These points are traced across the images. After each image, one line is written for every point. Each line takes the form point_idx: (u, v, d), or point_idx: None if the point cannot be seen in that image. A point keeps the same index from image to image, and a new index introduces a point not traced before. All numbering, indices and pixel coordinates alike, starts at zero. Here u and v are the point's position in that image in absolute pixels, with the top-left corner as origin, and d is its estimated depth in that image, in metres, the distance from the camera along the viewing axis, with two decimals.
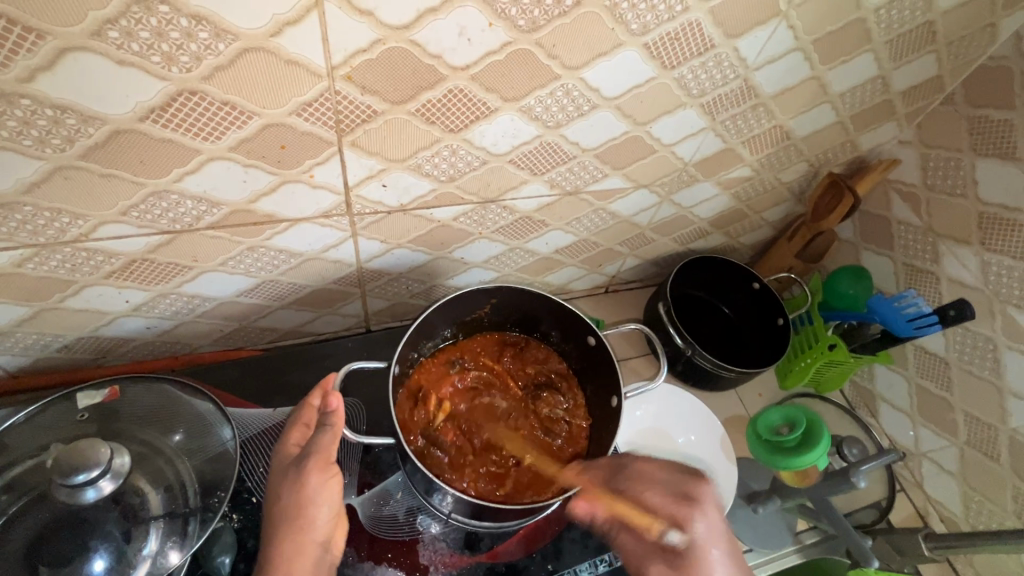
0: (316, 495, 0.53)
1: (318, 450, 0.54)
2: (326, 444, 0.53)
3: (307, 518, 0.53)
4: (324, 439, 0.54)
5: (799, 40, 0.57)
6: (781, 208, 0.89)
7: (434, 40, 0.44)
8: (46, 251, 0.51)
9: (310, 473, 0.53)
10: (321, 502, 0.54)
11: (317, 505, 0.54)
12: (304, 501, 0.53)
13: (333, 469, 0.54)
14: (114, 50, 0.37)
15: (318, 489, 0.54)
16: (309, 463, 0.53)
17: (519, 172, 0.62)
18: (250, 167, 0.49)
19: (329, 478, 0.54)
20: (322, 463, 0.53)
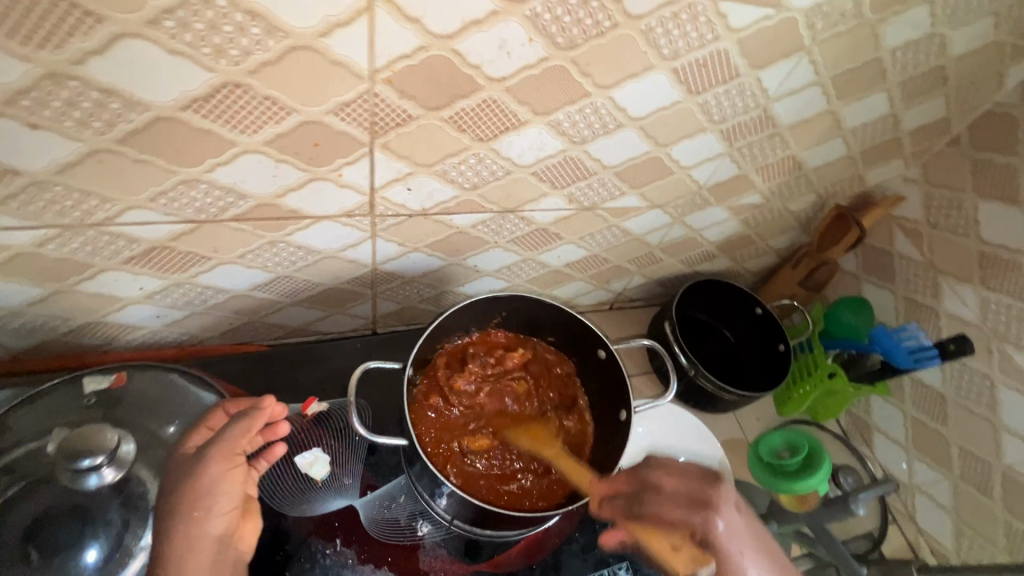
0: (215, 489, 0.51)
1: (219, 439, 0.52)
2: (236, 433, 0.52)
3: (200, 516, 0.50)
4: (232, 428, 0.52)
5: (818, 75, 0.59)
6: (787, 236, 0.91)
7: (474, 51, 0.45)
8: (68, 233, 0.51)
9: (209, 464, 0.51)
10: (221, 496, 0.52)
11: (217, 500, 0.51)
12: (206, 497, 0.51)
13: (237, 462, 0.52)
14: (167, 39, 0.38)
15: (221, 482, 0.51)
16: (216, 453, 0.51)
17: (540, 185, 0.63)
18: (282, 162, 0.50)
19: (232, 471, 0.52)
20: (228, 454, 0.52)
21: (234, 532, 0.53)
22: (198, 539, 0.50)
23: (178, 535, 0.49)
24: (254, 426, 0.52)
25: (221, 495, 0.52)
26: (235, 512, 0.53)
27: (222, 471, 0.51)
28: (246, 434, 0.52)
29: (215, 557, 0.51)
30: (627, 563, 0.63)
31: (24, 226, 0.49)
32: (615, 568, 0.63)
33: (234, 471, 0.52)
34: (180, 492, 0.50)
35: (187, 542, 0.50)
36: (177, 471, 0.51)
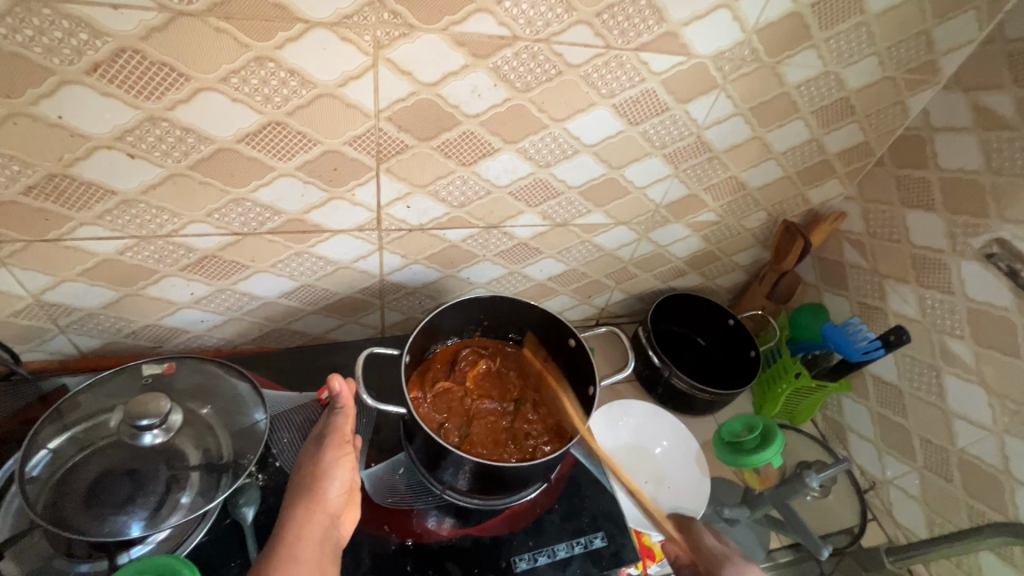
0: (335, 467, 0.64)
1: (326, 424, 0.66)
2: (338, 419, 0.66)
3: (320, 487, 0.62)
4: (340, 419, 0.66)
5: (738, 107, 0.73)
6: (749, 252, 1.01)
7: (454, 94, 0.60)
8: (143, 243, 0.66)
9: (328, 448, 0.64)
10: (337, 473, 0.63)
11: (332, 475, 0.63)
12: (328, 474, 0.62)
13: (347, 447, 0.65)
14: (232, 91, 0.54)
15: (337, 461, 0.64)
16: (328, 439, 0.65)
17: (517, 203, 0.77)
18: (308, 184, 0.65)
19: (344, 451, 0.65)
20: (337, 438, 0.65)
21: (339, 518, 0.62)
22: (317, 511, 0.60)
23: (301, 507, 0.60)
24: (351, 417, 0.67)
25: (338, 475, 0.63)
26: (345, 493, 0.63)
27: (337, 454, 0.64)
28: (348, 421, 0.67)
29: (326, 532, 0.60)
30: (603, 532, 0.71)
31: (111, 235, 0.64)
32: (591, 536, 0.70)
33: (345, 453, 0.65)
34: (306, 472, 0.62)
35: (306, 512, 0.60)
36: (306, 459, 0.64)
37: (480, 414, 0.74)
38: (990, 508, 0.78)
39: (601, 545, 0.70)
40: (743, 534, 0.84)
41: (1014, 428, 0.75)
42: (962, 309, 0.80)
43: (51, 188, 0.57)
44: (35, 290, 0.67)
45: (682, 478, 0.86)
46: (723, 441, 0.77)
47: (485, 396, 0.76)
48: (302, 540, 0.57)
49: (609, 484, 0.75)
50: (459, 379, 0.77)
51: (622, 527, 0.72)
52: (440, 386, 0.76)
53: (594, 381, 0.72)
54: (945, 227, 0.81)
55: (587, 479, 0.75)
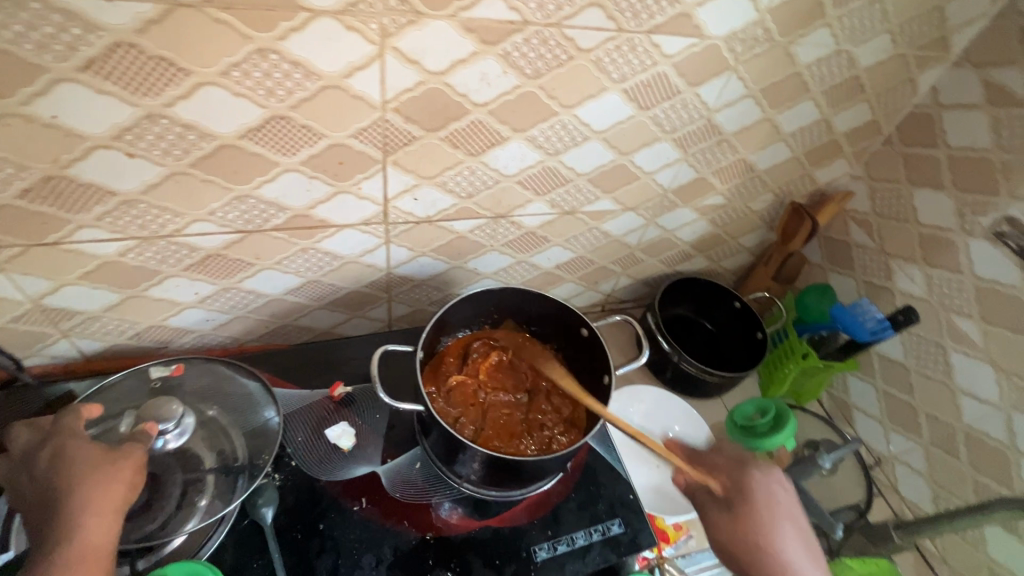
0: (85, 506, 0.52)
1: (119, 456, 0.56)
2: (98, 447, 0.56)
3: (74, 541, 0.50)
4: (53, 435, 0.57)
5: (749, 89, 0.72)
6: (755, 234, 1.01)
7: (463, 83, 0.58)
8: (145, 244, 0.64)
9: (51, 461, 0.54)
10: (81, 520, 0.51)
11: (75, 523, 0.51)
12: (63, 519, 0.51)
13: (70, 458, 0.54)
14: (234, 85, 0.51)
15: (88, 497, 0.52)
16: (49, 470, 0.54)
17: (525, 192, 0.75)
18: (314, 178, 0.63)
19: (92, 481, 0.53)
20: (61, 471, 0.53)
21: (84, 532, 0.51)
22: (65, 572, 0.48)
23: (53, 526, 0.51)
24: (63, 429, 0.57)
25: (82, 515, 0.51)
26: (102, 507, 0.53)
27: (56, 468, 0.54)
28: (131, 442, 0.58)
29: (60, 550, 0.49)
30: (619, 518, 0.71)
31: (112, 237, 0.62)
32: (608, 523, 0.71)
33: (97, 485, 0.53)
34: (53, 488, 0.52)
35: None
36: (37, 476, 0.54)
37: (493, 406, 0.74)
38: (995, 481, 0.80)
39: (618, 532, 0.71)
40: None
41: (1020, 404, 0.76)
42: (969, 287, 0.80)
43: (47, 191, 0.55)
44: (35, 295, 0.65)
45: None
46: (732, 421, 0.80)
47: (498, 389, 0.75)
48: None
49: (624, 471, 0.76)
50: (473, 371, 0.77)
51: (639, 513, 0.72)
52: (455, 378, 0.75)
53: (609, 370, 0.71)
54: (953, 205, 0.81)
55: (601, 467, 0.76)
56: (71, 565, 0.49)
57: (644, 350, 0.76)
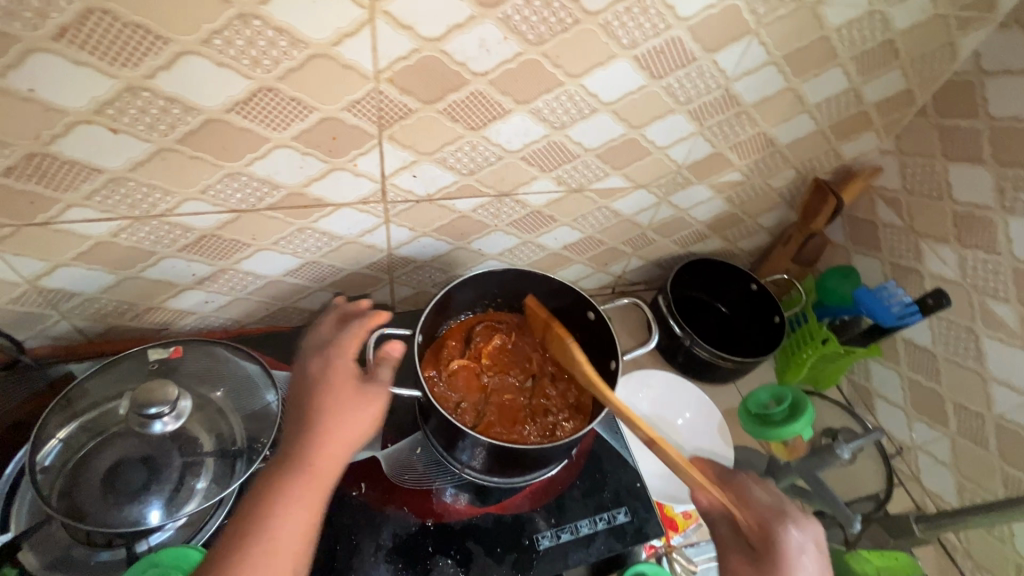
0: (325, 430, 0.55)
1: (361, 383, 0.59)
2: (346, 368, 0.60)
3: (312, 456, 0.54)
4: (327, 351, 0.62)
5: (771, 55, 0.67)
6: (774, 213, 0.96)
7: (460, 50, 0.54)
8: (137, 224, 0.62)
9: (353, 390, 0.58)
10: (322, 438, 0.55)
11: (315, 440, 0.55)
12: (313, 435, 0.55)
13: (324, 382, 0.59)
14: (215, 54, 0.49)
15: (334, 415, 0.56)
16: (309, 387, 0.59)
17: (530, 169, 0.72)
18: (307, 155, 0.60)
19: (339, 406, 0.57)
20: (325, 390, 0.58)
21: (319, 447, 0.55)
22: (301, 482, 0.52)
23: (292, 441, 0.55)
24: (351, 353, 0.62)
25: (325, 436, 0.55)
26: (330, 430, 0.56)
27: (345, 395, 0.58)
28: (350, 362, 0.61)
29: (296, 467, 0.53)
30: (625, 507, 0.69)
31: (103, 217, 0.60)
32: (614, 512, 0.68)
33: (338, 407, 0.57)
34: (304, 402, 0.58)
35: (306, 490, 0.52)
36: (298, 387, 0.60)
37: (495, 390, 0.72)
38: None
39: (624, 521, 0.69)
40: None
41: None
42: (1007, 269, 0.75)
43: (32, 168, 0.53)
44: (31, 276, 0.64)
45: (703, 449, 0.84)
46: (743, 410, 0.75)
47: (502, 372, 0.73)
48: (283, 514, 0.50)
49: (631, 459, 0.74)
50: (475, 354, 0.74)
51: (645, 502, 0.70)
52: (457, 361, 0.73)
53: (616, 355, 0.68)
54: (993, 181, 0.75)
55: (608, 454, 0.73)
56: (304, 479, 0.52)
57: (655, 335, 0.73)
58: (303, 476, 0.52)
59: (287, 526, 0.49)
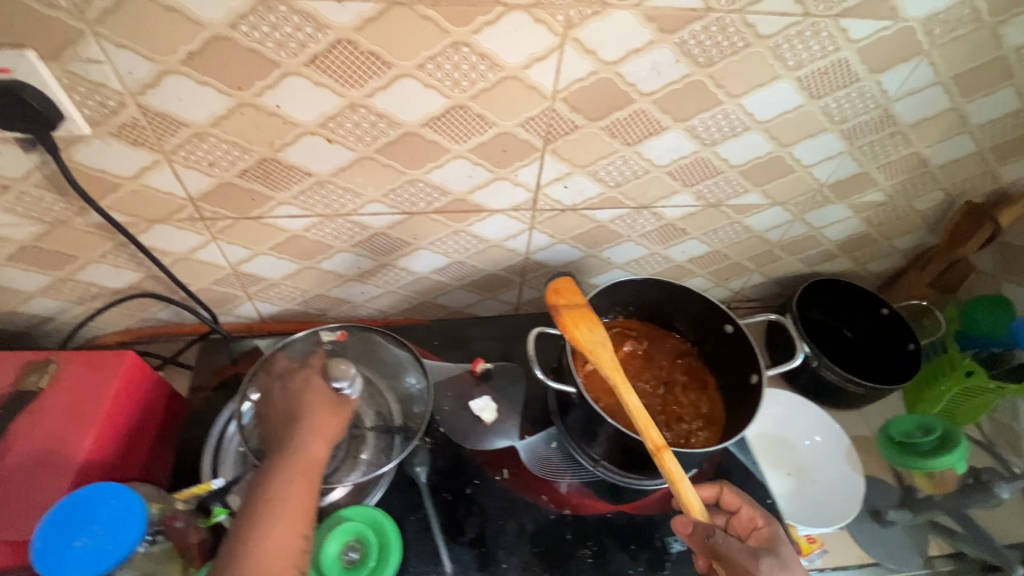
0: (311, 428, 0.59)
1: (338, 405, 0.63)
2: (325, 392, 0.64)
3: (304, 453, 0.57)
4: (304, 372, 0.67)
5: (939, 76, 0.65)
6: (914, 236, 0.92)
7: (633, 72, 0.59)
8: (326, 221, 0.71)
9: (314, 403, 0.62)
10: (306, 439, 0.58)
11: (305, 439, 0.58)
12: (295, 431, 0.59)
13: (304, 393, 0.64)
14: (426, 77, 0.56)
15: (315, 423, 0.60)
16: (285, 401, 0.64)
17: (672, 183, 0.74)
18: (477, 165, 0.67)
19: (318, 411, 0.61)
20: (295, 402, 0.63)
21: (308, 447, 0.58)
22: (291, 475, 0.55)
23: (291, 441, 0.58)
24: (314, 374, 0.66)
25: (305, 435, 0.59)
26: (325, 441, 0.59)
27: (316, 407, 0.62)
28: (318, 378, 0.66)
29: (294, 464, 0.56)
30: None
31: (302, 214, 0.70)
32: None
33: (320, 416, 0.61)
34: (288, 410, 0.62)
35: (296, 484, 0.54)
36: (290, 395, 0.64)
37: (628, 394, 0.75)
38: None
39: None
40: (897, 538, 0.78)
41: None
42: None
43: (261, 171, 0.63)
44: (235, 262, 0.75)
45: (830, 474, 0.82)
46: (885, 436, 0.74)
47: (635, 378, 0.76)
48: (269, 508, 0.52)
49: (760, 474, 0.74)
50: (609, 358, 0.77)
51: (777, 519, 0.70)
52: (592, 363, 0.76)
53: (759, 367, 0.68)
54: None
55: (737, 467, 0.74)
56: (294, 467, 0.56)
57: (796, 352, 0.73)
58: (301, 469, 0.56)
59: (281, 511, 0.52)
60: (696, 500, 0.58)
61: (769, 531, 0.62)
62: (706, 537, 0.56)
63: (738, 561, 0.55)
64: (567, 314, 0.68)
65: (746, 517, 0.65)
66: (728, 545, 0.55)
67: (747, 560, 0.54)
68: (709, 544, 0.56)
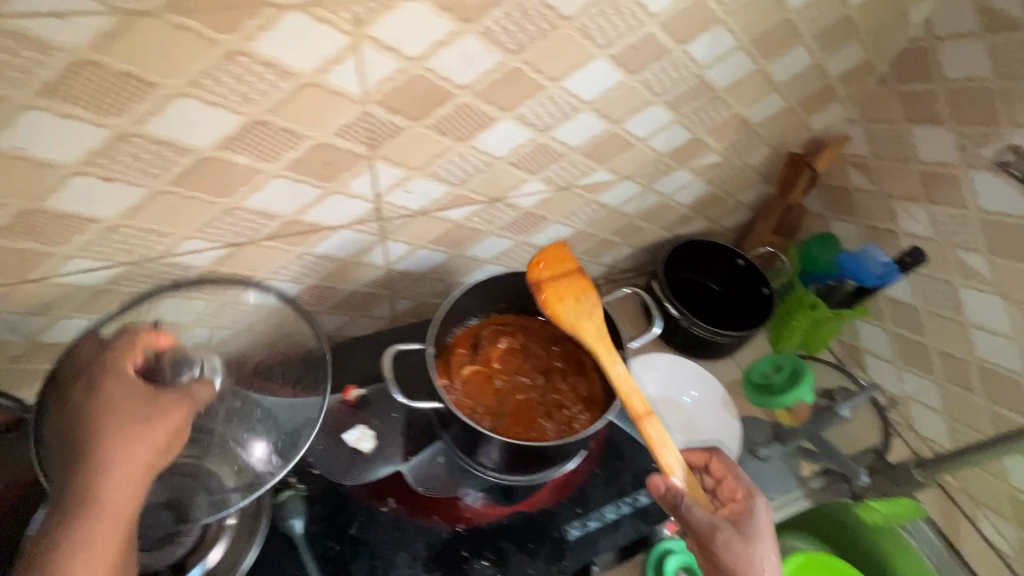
0: (106, 466, 0.46)
1: (154, 412, 0.49)
2: (138, 387, 0.50)
3: (96, 501, 0.45)
4: (99, 365, 0.51)
5: (739, 40, 0.69)
6: (754, 189, 0.99)
7: (445, 66, 0.55)
8: (135, 268, 0.62)
9: (105, 419, 0.47)
10: (100, 476, 0.45)
11: (94, 480, 0.45)
12: (87, 466, 0.46)
13: (92, 402, 0.49)
14: (205, 94, 0.49)
15: (112, 451, 0.46)
16: (76, 420, 0.48)
17: (518, 172, 0.73)
18: (300, 182, 0.60)
19: (120, 438, 0.47)
20: (88, 419, 0.48)
21: (105, 487, 0.45)
22: (88, 528, 0.44)
23: (76, 479, 0.45)
24: (122, 362, 0.51)
25: (102, 474, 0.45)
26: (131, 475, 0.46)
27: (111, 425, 0.47)
28: (118, 379, 0.50)
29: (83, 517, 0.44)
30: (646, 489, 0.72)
31: (101, 265, 0.59)
32: (636, 495, 0.71)
33: (120, 442, 0.47)
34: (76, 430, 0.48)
35: (86, 538, 0.44)
36: (87, 399, 0.49)
37: (509, 392, 0.74)
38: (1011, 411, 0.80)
39: (647, 502, 0.71)
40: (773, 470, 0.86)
41: None
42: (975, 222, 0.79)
43: (26, 226, 0.53)
44: (30, 333, 0.63)
45: (710, 424, 0.87)
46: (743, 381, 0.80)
47: (514, 374, 0.75)
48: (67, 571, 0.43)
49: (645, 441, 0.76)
50: (486, 359, 0.76)
51: None
52: (469, 368, 0.74)
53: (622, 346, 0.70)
54: (954, 139, 0.79)
55: (623, 440, 0.76)
56: (91, 521, 0.44)
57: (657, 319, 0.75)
58: (100, 520, 0.44)
59: (76, 572, 0.43)
60: (673, 464, 0.62)
61: (747, 506, 0.62)
62: (674, 505, 0.59)
63: (701, 530, 0.58)
64: (550, 288, 0.68)
65: (728, 485, 0.66)
66: (689, 516, 0.59)
67: (706, 531, 0.58)
68: (676, 510, 0.59)
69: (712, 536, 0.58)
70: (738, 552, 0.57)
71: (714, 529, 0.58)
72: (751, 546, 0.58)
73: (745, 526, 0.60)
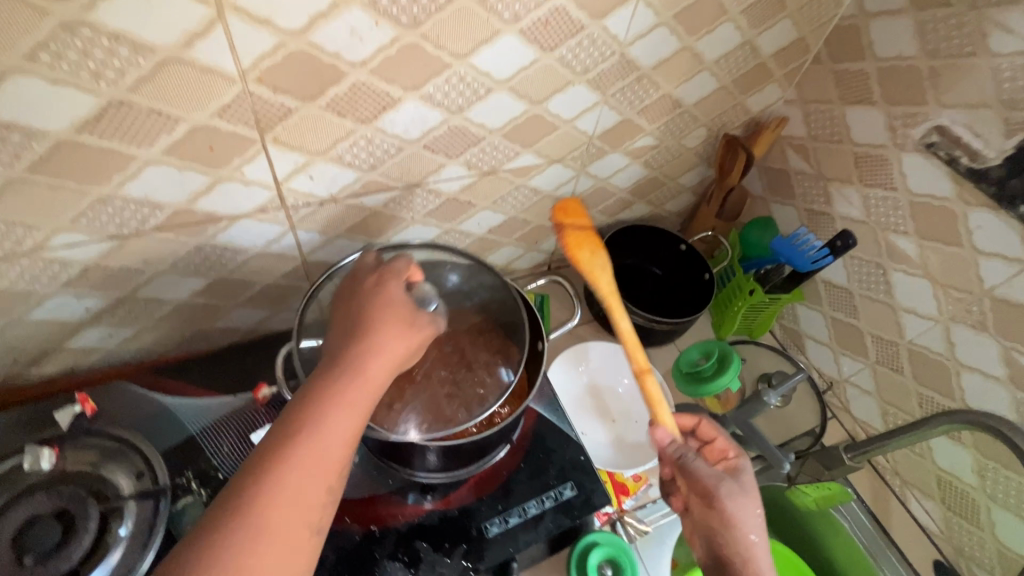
0: (373, 355, 0.51)
1: (410, 325, 0.55)
2: (397, 298, 0.56)
3: (348, 388, 0.49)
4: (376, 277, 0.58)
5: (660, 16, 0.66)
6: (694, 172, 0.97)
7: (329, 41, 0.51)
8: (6, 263, 0.57)
9: (382, 322, 0.53)
10: (348, 370, 0.50)
11: (351, 372, 0.50)
12: (341, 359, 0.51)
13: (373, 311, 0.54)
14: (47, 71, 0.44)
15: (366, 350, 0.51)
16: (358, 316, 0.55)
17: (435, 156, 0.69)
18: (185, 168, 0.56)
19: (388, 335, 0.53)
20: (369, 322, 0.53)
21: (370, 375, 0.50)
22: (324, 413, 0.47)
23: (343, 366, 0.50)
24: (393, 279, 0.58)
25: (357, 365, 0.50)
26: (388, 370, 0.52)
27: (389, 327, 0.53)
28: (392, 288, 0.57)
29: (347, 401, 0.48)
30: (571, 482, 0.70)
31: None
32: (560, 488, 0.69)
33: (385, 338, 0.53)
34: (346, 333, 0.53)
35: (320, 422, 0.47)
36: (359, 307, 0.55)
37: None
38: (939, 394, 0.81)
39: (571, 495, 0.69)
40: None
41: (958, 315, 0.76)
42: (905, 205, 0.78)
43: None
44: None
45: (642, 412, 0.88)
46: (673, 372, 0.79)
47: None
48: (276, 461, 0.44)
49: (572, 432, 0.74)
50: None
51: (590, 473, 0.71)
52: None
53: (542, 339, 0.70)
54: (884, 120, 0.77)
55: (550, 432, 0.74)
56: (315, 404, 0.47)
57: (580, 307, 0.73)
58: (346, 407, 0.48)
59: (279, 459, 0.44)
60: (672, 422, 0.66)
61: (738, 462, 0.66)
62: (678, 457, 0.63)
63: (704, 480, 0.62)
64: (571, 235, 0.69)
65: (720, 446, 0.70)
66: (693, 467, 0.63)
67: (707, 480, 0.62)
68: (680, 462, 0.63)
69: (710, 486, 0.61)
70: (734, 499, 0.60)
71: (714, 478, 0.62)
72: (750, 499, 0.61)
73: (740, 478, 0.64)
